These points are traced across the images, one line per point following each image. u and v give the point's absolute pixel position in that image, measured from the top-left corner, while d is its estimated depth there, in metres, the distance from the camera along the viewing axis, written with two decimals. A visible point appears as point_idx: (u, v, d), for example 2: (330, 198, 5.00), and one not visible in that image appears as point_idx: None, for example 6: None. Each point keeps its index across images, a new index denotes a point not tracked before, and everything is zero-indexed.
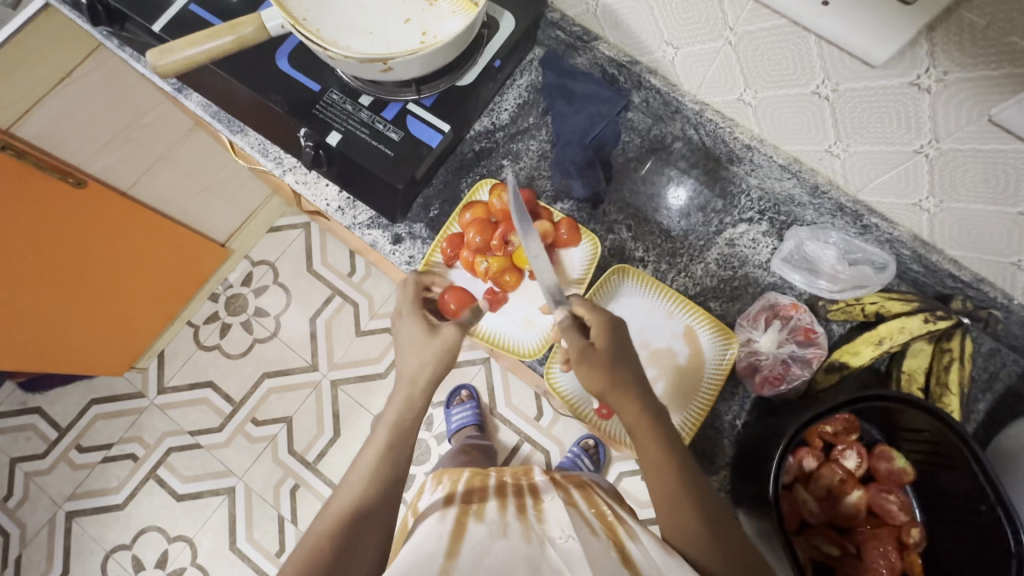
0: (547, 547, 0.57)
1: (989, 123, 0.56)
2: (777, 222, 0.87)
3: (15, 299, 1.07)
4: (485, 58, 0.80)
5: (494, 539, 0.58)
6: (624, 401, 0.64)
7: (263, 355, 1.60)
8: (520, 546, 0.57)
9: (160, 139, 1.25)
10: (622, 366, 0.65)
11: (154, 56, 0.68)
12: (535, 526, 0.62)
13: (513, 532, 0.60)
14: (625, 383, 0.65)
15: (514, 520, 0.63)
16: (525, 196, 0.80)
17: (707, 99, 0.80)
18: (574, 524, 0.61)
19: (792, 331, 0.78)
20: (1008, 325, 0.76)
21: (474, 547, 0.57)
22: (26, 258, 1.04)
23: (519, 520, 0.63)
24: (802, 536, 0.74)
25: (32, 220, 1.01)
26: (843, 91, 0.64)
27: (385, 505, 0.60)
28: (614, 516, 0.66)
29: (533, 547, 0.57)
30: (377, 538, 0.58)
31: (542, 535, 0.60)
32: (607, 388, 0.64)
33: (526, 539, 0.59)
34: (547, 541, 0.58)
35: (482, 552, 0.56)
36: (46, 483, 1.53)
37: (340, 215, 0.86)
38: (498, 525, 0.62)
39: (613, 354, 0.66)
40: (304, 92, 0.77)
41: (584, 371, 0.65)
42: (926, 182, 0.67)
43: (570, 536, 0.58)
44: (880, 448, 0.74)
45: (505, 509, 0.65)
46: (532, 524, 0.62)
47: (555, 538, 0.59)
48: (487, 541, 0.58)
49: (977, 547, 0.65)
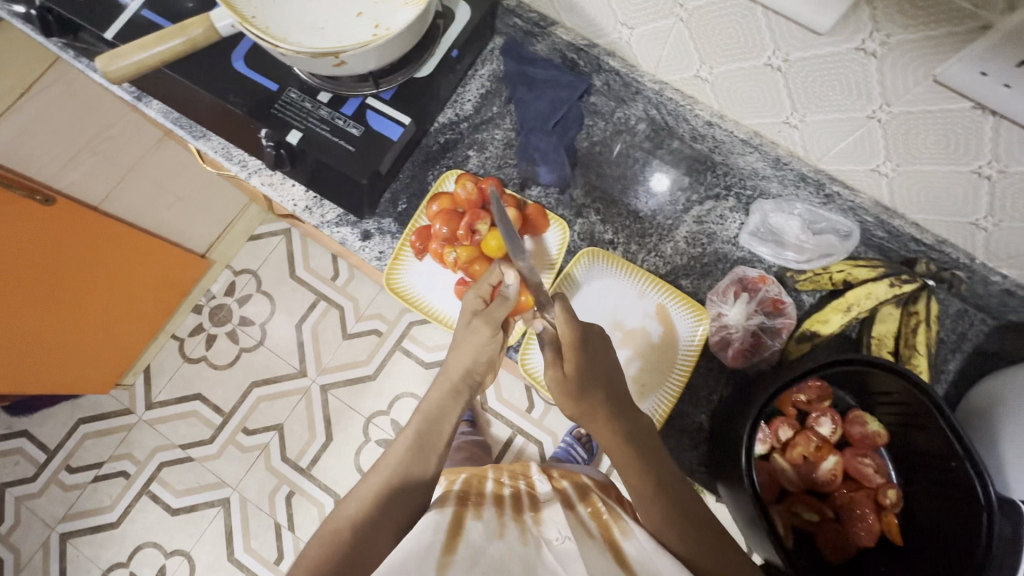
0: (544, 550, 0.57)
1: (935, 83, 0.57)
2: (743, 197, 0.87)
3: None
4: (442, 49, 0.79)
5: (491, 540, 0.58)
6: (596, 424, 0.66)
7: (249, 364, 1.58)
8: (517, 548, 0.57)
9: (128, 148, 1.34)
10: (590, 390, 0.66)
11: (103, 63, 0.67)
12: (533, 528, 0.62)
13: (510, 532, 0.60)
14: (595, 407, 0.66)
15: (511, 522, 0.63)
16: (491, 183, 0.81)
17: (666, 78, 0.80)
18: (571, 527, 0.61)
19: (760, 302, 0.79)
20: (972, 284, 0.77)
21: (472, 542, 0.57)
22: None
23: (517, 522, 0.63)
24: (782, 505, 0.75)
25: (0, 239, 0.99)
26: (794, 60, 0.65)
27: (399, 502, 0.62)
28: (609, 512, 0.65)
29: (530, 550, 0.57)
30: (389, 532, 0.59)
31: (539, 538, 0.60)
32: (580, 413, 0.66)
33: (523, 542, 0.59)
34: (544, 544, 0.58)
35: (480, 548, 0.56)
36: (37, 506, 1.52)
37: (308, 215, 0.86)
38: (495, 524, 0.61)
39: (582, 376, 0.67)
40: (261, 92, 0.77)
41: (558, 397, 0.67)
42: (882, 147, 0.68)
43: (567, 538, 0.59)
44: (854, 412, 0.75)
45: (502, 509, 0.65)
46: (529, 526, 0.62)
47: (551, 541, 0.59)
48: (485, 539, 0.58)
49: (948, 503, 0.67)
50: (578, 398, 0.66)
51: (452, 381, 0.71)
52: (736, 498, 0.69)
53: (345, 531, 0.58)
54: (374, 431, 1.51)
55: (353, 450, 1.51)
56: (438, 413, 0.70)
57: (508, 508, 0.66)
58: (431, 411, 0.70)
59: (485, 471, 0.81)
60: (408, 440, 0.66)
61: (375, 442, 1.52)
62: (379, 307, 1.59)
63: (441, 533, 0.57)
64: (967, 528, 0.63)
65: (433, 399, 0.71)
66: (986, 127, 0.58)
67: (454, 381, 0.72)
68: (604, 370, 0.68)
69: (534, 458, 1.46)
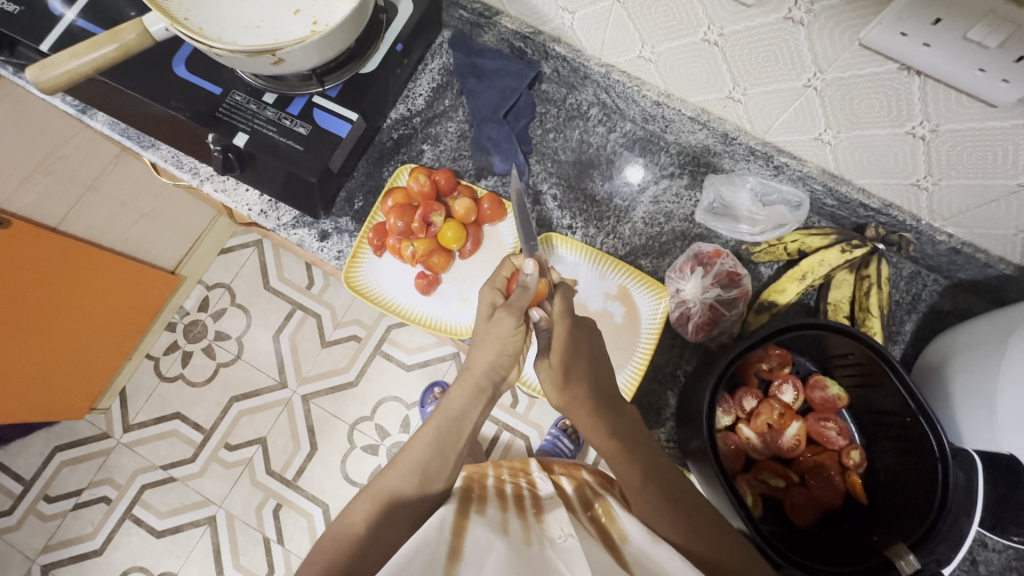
0: (547, 548, 0.56)
1: (861, 47, 0.58)
2: (697, 175, 0.89)
3: None
4: (387, 43, 0.79)
5: (495, 538, 0.57)
6: (581, 415, 0.67)
7: (227, 379, 1.56)
8: (521, 547, 0.56)
9: (88, 167, 1.27)
10: (575, 380, 0.68)
11: (35, 73, 0.66)
12: (536, 527, 0.61)
13: (514, 530, 0.60)
14: (580, 398, 0.67)
15: (515, 521, 0.62)
16: (444, 176, 0.83)
17: (613, 61, 0.81)
18: (572, 523, 0.60)
19: (716, 276, 0.80)
20: (921, 245, 0.78)
21: (476, 540, 0.56)
22: None
23: (520, 521, 0.63)
24: (749, 474, 0.76)
25: None
26: (728, 34, 0.66)
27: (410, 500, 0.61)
28: (606, 512, 0.65)
29: (532, 548, 0.56)
30: (397, 526, 0.59)
31: (543, 537, 0.59)
32: (566, 404, 0.68)
33: (526, 542, 0.57)
34: (548, 543, 0.57)
35: (484, 547, 0.55)
36: (17, 538, 1.48)
37: (264, 219, 0.85)
38: (499, 522, 0.61)
39: (571, 367, 0.68)
40: (205, 96, 0.76)
41: (547, 388, 0.69)
42: (821, 115, 0.70)
43: (568, 535, 0.57)
44: (814, 377, 0.77)
45: (506, 509, 0.65)
46: (532, 525, 0.62)
47: (555, 538, 0.58)
48: (489, 536, 0.57)
49: (908, 459, 0.68)
50: (565, 390, 0.68)
51: (474, 378, 0.68)
52: (703, 471, 0.69)
53: (357, 528, 0.58)
54: (359, 437, 1.50)
55: (339, 457, 1.49)
56: (461, 413, 0.67)
57: (512, 508, 0.66)
58: (455, 412, 0.67)
59: (485, 467, 0.85)
60: (430, 435, 0.65)
61: (361, 448, 1.50)
62: (356, 312, 1.57)
63: (447, 531, 0.56)
64: (926, 480, 0.65)
65: (455, 399, 0.68)
66: (913, 87, 0.60)
67: (477, 380, 0.68)
68: (590, 361, 0.70)
69: (522, 453, 1.46)
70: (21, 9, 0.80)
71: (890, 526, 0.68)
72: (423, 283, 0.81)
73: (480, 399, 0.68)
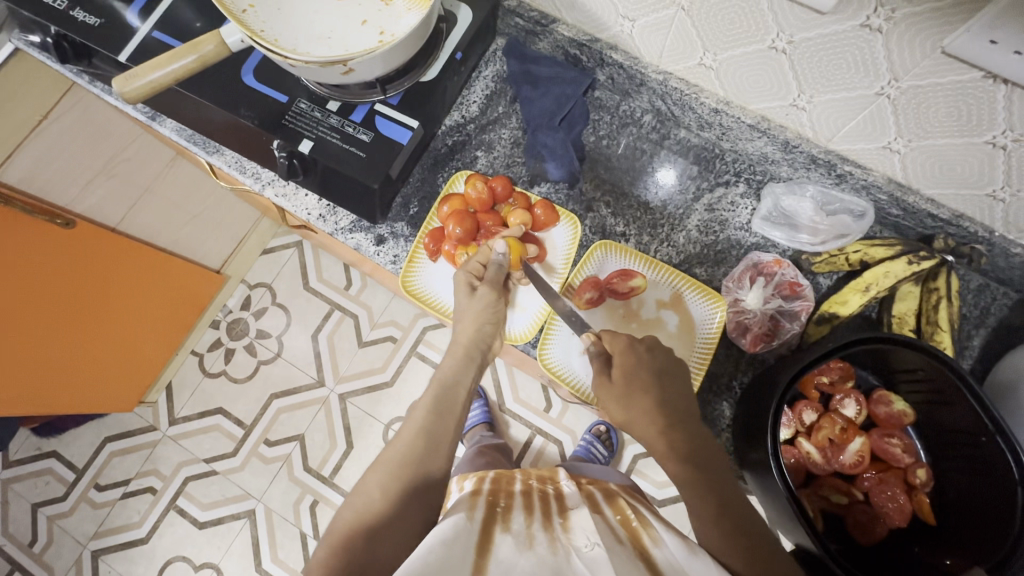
0: (574, 558, 0.53)
1: (943, 54, 0.57)
2: (753, 182, 0.89)
3: (29, 348, 1.07)
4: (447, 51, 0.81)
5: (520, 550, 0.53)
6: (642, 412, 0.64)
7: (269, 376, 1.59)
8: (547, 557, 0.52)
9: (144, 171, 1.31)
10: (640, 392, 0.65)
11: (120, 84, 0.68)
12: (561, 536, 0.57)
13: (539, 543, 0.55)
14: (645, 415, 0.64)
15: (539, 530, 0.58)
16: (500, 183, 0.84)
17: (670, 69, 0.81)
18: (600, 533, 0.56)
19: (777, 286, 0.80)
20: (993, 258, 0.76)
21: (502, 556, 0.51)
22: (36, 308, 1.05)
23: (545, 528, 0.58)
24: (810, 488, 0.77)
25: (36, 266, 1.01)
26: (798, 41, 0.65)
27: (425, 467, 0.62)
28: (638, 520, 0.61)
29: (559, 559, 0.52)
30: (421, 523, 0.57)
31: (568, 545, 0.55)
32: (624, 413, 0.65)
33: (552, 549, 0.54)
34: (573, 551, 0.54)
35: (509, 565, 0.50)
36: (69, 524, 1.54)
37: (322, 223, 0.87)
38: (524, 535, 0.57)
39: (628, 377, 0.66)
40: (273, 104, 0.78)
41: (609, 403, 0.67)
42: (893, 124, 0.68)
43: (596, 544, 0.54)
44: (877, 392, 0.75)
45: (531, 518, 0.60)
46: (557, 535, 0.58)
47: (581, 547, 0.54)
48: (514, 552, 0.52)
49: (983, 480, 0.65)
50: (630, 407, 0.65)
51: (462, 350, 0.73)
52: (766, 486, 0.68)
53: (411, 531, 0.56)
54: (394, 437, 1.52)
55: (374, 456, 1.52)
56: (453, 378, 0.72)
57: (537, 515, 0.61)
58: (453, 378, 0.71)
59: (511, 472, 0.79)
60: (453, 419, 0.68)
61: None
62: (393, 313, 1.60)
63: (472, 542, 0.52)
64: (1003, 500, 0.62)
65: (448, 367, 0.73)
66: (998, 95, 0.58)
67: (464, 348, 0.73)
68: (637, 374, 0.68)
69: (555, 457, 1.45)
70: (100, 21, 0.84)
71: (963, 548, 0.66)
72: (479, 257, 0.78)
73: (470, 366, 0.73)
